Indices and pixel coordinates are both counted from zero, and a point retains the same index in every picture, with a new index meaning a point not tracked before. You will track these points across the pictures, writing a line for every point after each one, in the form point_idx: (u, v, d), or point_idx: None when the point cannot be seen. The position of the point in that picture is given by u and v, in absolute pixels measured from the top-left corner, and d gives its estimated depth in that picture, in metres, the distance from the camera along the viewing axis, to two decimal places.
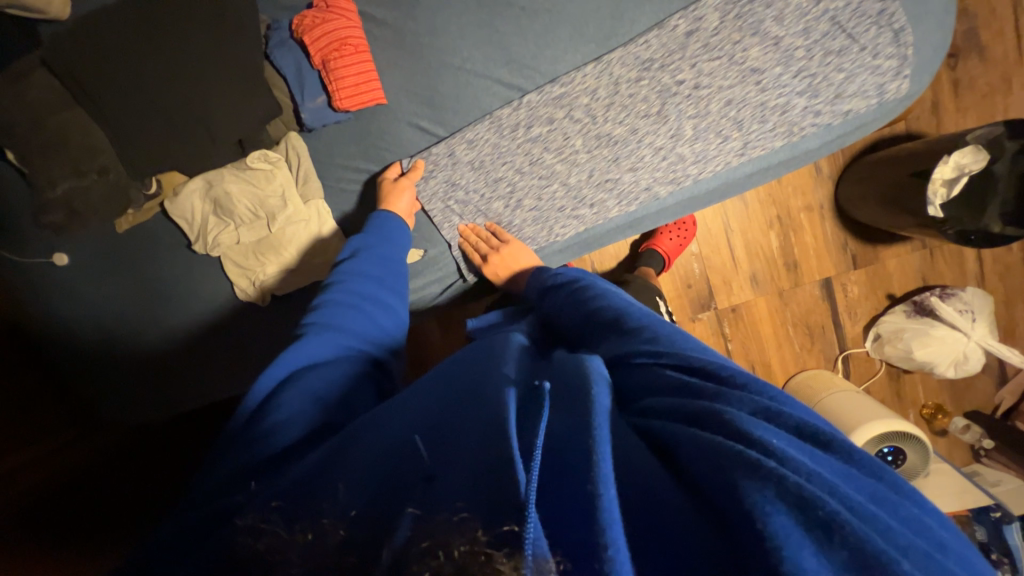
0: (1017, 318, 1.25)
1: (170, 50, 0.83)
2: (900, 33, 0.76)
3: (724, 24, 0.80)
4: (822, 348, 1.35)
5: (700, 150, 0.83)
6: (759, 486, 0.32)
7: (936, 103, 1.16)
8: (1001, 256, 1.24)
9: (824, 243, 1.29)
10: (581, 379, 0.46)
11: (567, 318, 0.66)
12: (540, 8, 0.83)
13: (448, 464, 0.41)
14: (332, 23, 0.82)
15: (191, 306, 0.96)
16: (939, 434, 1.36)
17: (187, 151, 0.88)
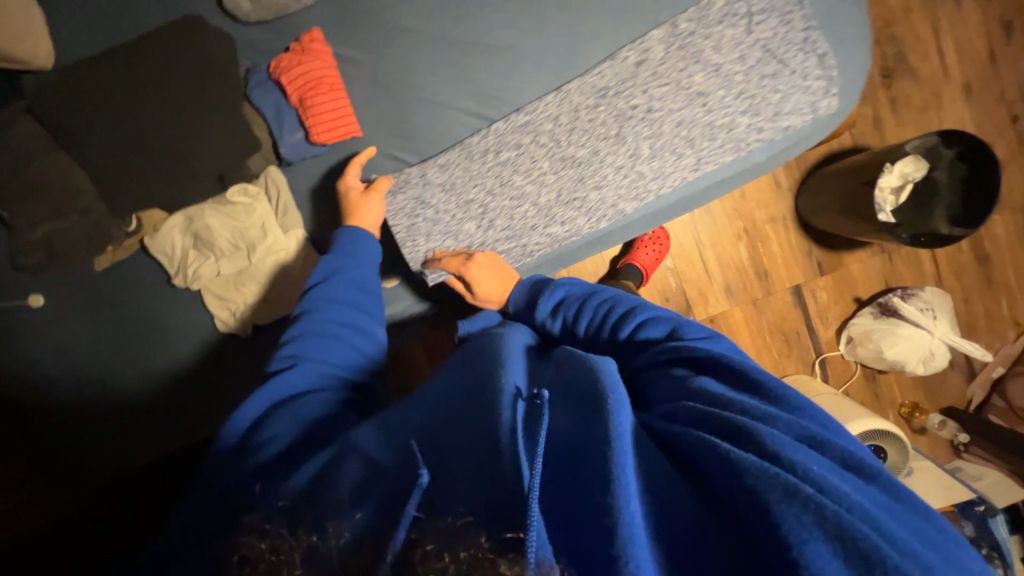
0: (975, 314, 1.31)
1: (156, 96, 0.87)
2: (824, 58, 0.84)
3: (670, 54, 0.87)
4: (799, 353, 1.39)
5: (658, 167, 0.88)
6: (798, 512, 0.38)
7: (877, 119, 1.26)
8: (954, 255, 1.31)
9: (791, 252, 1.35)
10: (597, 394, 0.49)
11: (589, 330, 0.72)
12: (506, 46, 0.89)
13: (455, 474, 0.46)
14: (309, 64, 0.87)
15: (174, 345, 0.95)
16: (919, 432, 1.40)
17: (171, 191, 0.89)
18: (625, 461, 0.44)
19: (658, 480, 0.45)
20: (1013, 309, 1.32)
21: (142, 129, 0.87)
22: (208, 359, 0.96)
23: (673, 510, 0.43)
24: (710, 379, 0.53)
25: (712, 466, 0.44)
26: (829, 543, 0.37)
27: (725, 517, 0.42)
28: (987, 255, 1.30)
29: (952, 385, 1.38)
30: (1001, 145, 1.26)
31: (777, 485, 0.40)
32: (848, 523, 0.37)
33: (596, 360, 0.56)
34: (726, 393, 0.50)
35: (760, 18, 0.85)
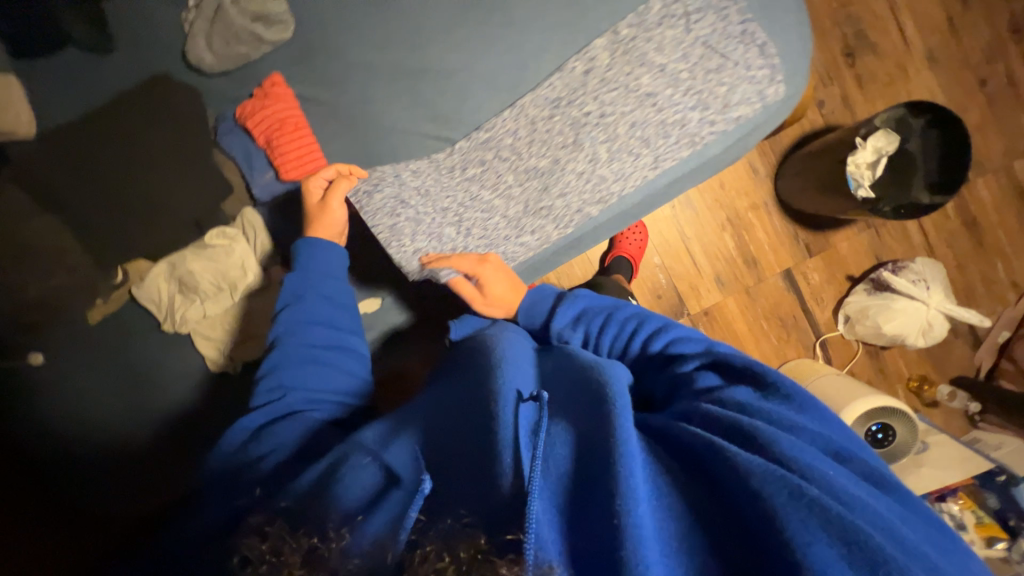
0: (971, 279, 1.30)
1: (131, 152, 0.91)
2: (764, 47, 0.85)
3: (615, 60, 0.89)
4: (799, 337, 1.39)
5: (617, 169, 0.90)
6: (804, 511, 0.40)
7: (845, 97, 1.27)
8: (943, 223, 1.30)
9: (777, 237, 1.36)
10: (600, 401, 0.54)
11: (612, 349, 0.76)
12: (457, 68, 0.91)
13: (461, 481, 0.51)
14: (272, 107, 0.91)
15: (172, 389, 0.97)
16: (932, 405, 1.37)
17: (155, 239, 0.94)
18: (632, 467, 0.45)
19: (661, 486, 0.47)
20: (1009, 271, 1.30)
21: (125, 185, 0.92)
22: (206, 400, 0.97)
23: (681, 517, 0.45)
24: (742, 388, 0.56)
25: (720, 472, 0.46)
26: (834, 545, 0.38)
27: (733, 520, 0.43)
28: (976, 219, 1.29)
29: (959, 354, 1.35)
30: (974, 110, 1.26)
31: (782, 487, 0.42)
32: (850, 523, 0.39)
33: (603, 368, 0.62)
34: (753, 399, 0.54)
35: (697, 15, 0.87)
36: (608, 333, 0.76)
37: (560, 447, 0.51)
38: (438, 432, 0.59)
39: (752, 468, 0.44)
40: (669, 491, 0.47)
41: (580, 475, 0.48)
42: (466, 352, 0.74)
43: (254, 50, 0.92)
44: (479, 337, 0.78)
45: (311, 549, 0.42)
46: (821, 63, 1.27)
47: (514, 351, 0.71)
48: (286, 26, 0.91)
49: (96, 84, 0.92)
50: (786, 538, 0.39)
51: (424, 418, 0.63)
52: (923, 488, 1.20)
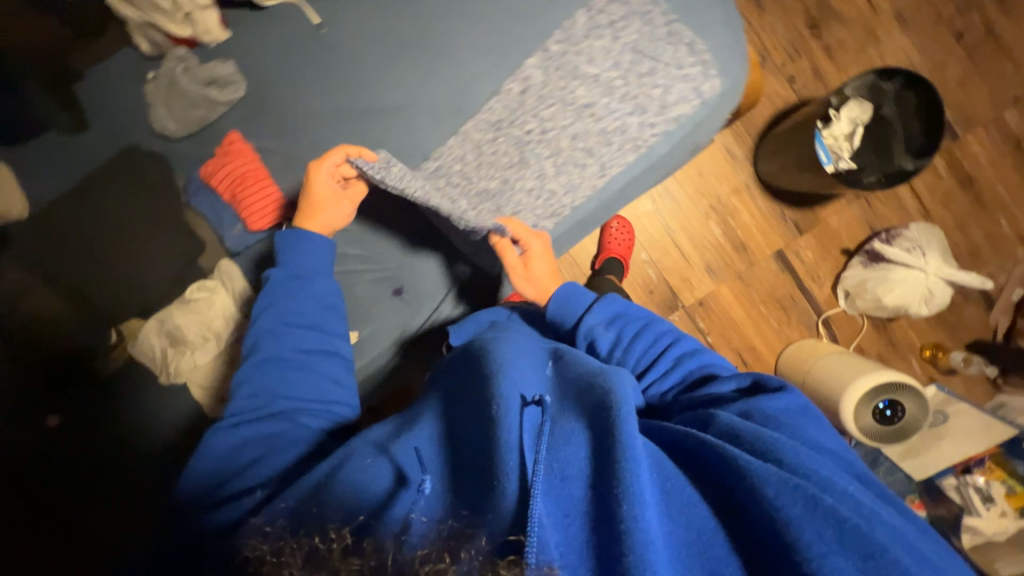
0: (973, 239, 1.25)
1: (115, 221, 0.97)
2: (693, 45, 0.86)
3: (549, 76, 0.89)
4: (799, 317, 1.36)
5: (566, 182, 0.92)
6: (818, 520, 0.46)
7: (816, 69, 1.25)
8: (936, 185, 1.25)
9: (764, 219, 1.33)
10: (604, 406, 0.54)
11: (641, 357, 0.78)
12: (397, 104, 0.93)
13: (462, 488, 0.52)
14: (232, 163, 0.94)
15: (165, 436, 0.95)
16: (948, 373, 1.32)
17: (144, 299, 0.98)
18: (638, 472, 0.48)
19: (680, 492, 0.52)
20: (1015, 226, 1.25)
21: (114, 252, 0.97)
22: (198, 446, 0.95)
23: (689, 521, 0.50)
24: (770, 400, 0.62)
25: (730, 480, 0.51)
26: (848, 553, 0.44)
27: (747, 526, 0.49)
28: (971, 176, 1.24)
29: (972, 317, 1.30)
30: (953, 65, 1.22)
31: (798, 500, 0.47)
32: (864, 535, 0.45)
33: (607, 374, 0.60)
34: (773, 413, 0.61)
35: (622, 22, 0.88)
36: (641, 338, 0.79)
37: (575, 451, 0.52)
38: (445, 438, 0.60)
39: (768, 481, 0.49)
40: (685, 498, 0.51)
41: (593, 482, 0.50)
42: (470, 355, 0.71)
43: (208, 112, 0.96)
44: (474, 343, 0.76)
45: (312, 549, 0.42)
46: (786, 38, 1.25)
47: (514, 348, 0.68)
48: (238, 86, 0.96)
49: (73, 161, 0.97)
50: (801, 548, 0.45)
51: (440, 423, 0.62)
52: (945, 461, 1.16)
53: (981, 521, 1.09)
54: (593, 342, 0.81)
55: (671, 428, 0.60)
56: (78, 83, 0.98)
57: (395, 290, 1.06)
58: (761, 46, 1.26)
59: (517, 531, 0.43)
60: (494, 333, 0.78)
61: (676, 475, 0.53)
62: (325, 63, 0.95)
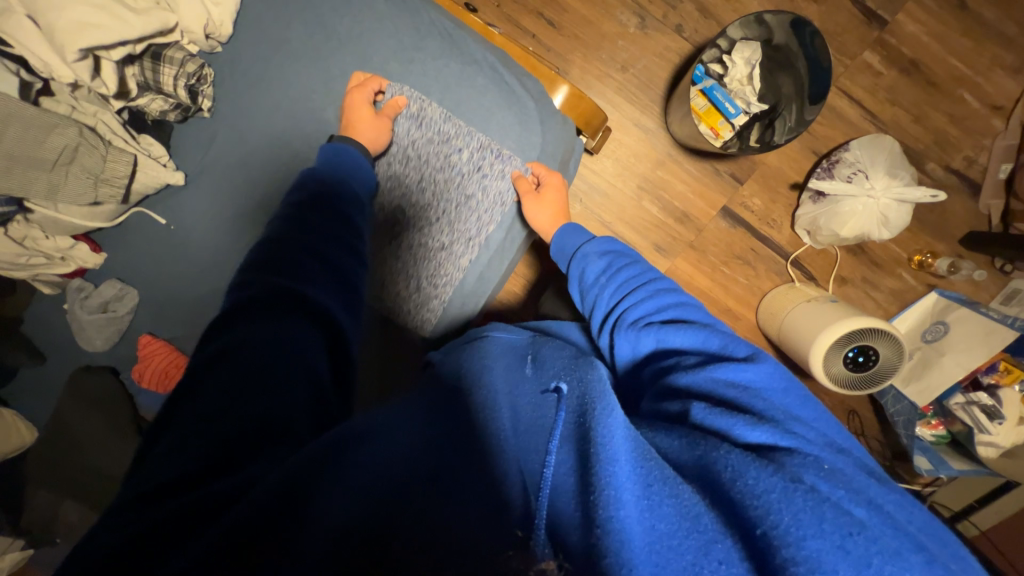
0: (938, 126, 1.10)
1: (76, 435, 0.91)
2: (501, 112, 0.86)
3: (406, 165, 0.88)
4: (767, 266, 1.26)
5: (450, 251, 0.87)
6: (804, 505, 0.40)
7: (702, 8, 1.14)
8: (877, 82, 1.10)
9: (697, 181, 1.25)
10: (585, 402, 0.52)
11: (623, 286, 0.75)
12: (224, 259, 0.83)
13: (453, 481, 0.46)
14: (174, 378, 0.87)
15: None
16: (942, 282, 1.20)
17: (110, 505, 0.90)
18: (617, 470, 0.44)
19: (672, 478, 0.44)
20: (983, 95, 1.08)
21: (72, 470, 0.91)
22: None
23: (680, 512, 0.42)
24: (730, 366, 0.56)
25: (712, 471, 0.45)
26: (830, 534, 0.39)
27: (726, 508, 0.42)
28: (915, 60, 1.08)
29: (959, 211, 1.16)
30: None
31: (778, 481, 0.42)
32: (848, 514, 0.40)
33: (593, 374, 0.59)
34: (749, 382, 0.54)
35: (461, 86, 0.86)
36: (629, 271, 0.77)
37: (562, 457, 0.48)
38: (435, 426, 0.54)
39: (743, 469, 0.44)
40: (675, 484, 0.44)
41: (580, 485, 0.44)
42: (453, 370, 0.68)
43: (120, 322, 0.83)
44: (453, 358, 0.73)
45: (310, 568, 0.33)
46: None
47: (493, 363, 0.67)
48: (131, 292, 0.84)
49: (44, 389, 0.94)
50: (777, 532, 0.39)
51: (424, 410, 0.57)
52: (949, 380, 1.08)
53: (997, 438, 1.03)
54: (583, 269, 0.82)
55: (650, 417, 0.56)
56: (21, 320, 0.94)
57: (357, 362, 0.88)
58: (636, 4, 1.15)
59: (524, 531, 0.41)
60: (457, 353, 0.74)
61: (664, 465, 0.46)
62: (189, 251, 0.84)
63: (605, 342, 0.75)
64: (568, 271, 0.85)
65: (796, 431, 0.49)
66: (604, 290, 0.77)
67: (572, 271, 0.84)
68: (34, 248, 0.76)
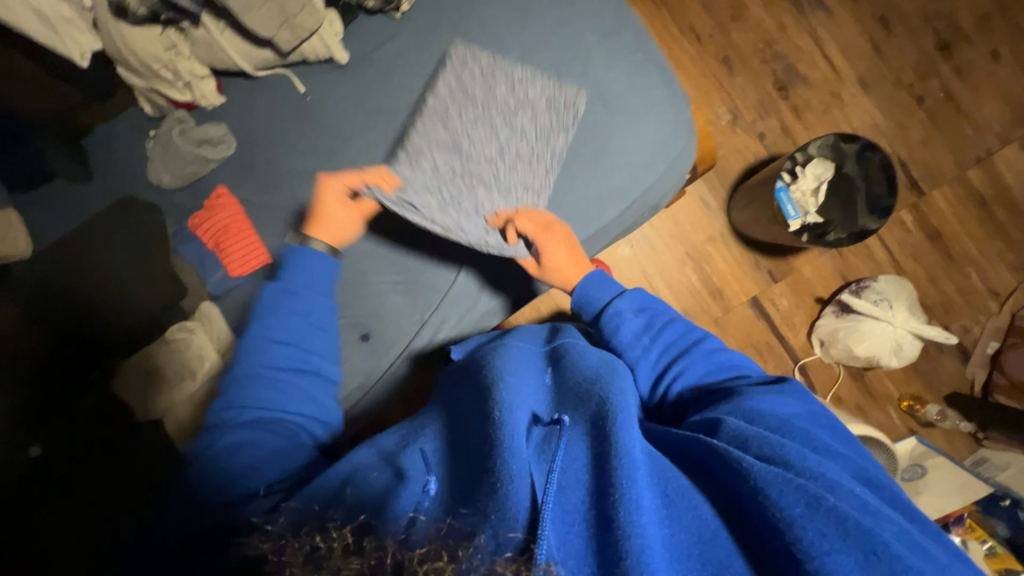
0: (945, 292, 1.28)
1: (85, 264, 0.84)
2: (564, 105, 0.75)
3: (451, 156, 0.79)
4: (777, 364, 1.34)
5: None
6: (826, 522, 0.44)
7: (784, 126, 1.30)
8: (904, 238, 1.28)
9: (738, 266, 1.35)
10: (603, 412, 0.58)
11: (669, 347, 0.72)
12: (310, 150, 0.81)
13: (464, 486, 0.52)
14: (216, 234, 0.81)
15: (107, 481, 0.81)
16: (927, 427, 1.29)
17: (88, 350, 0.84)
18: (633, 475, 0.49)
19: (689, 491, 0.51)
20: (985, 279, 1.27)
21: (62, 299, 0.83)
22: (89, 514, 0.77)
23: (691, 523, 0.49)
24: (774, 400, 0.60)
25: (730, 481, 0.50)
26: (853, 550, 0.42)
27: (740, 524, 0.48)
28: (939, 232, 1.27)
29: (948, 369, 1.29)
30: (915, 126, 1.26)
31: (801, 497, 0.46)
32: (868, 532, 0.43)
33: (603, 384, 0.63)
34: (762, 434, 0.53)
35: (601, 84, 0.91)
36: (672, 327, 0.73)
37: (576, 459, 0.53)
38: (456, 446, 0.61)
39: (769, 480, 0.47)
40: (692, 495, 0.51)
41: (593, 489, 0.50)
42: (476, 371, 0.73)
43: (203, 168, 0.81)
44: (476, 358, 0.77)
45: (312, 547, 0.41)
46: (755, 98, 1.31)
47: (515, 366, 0.72)
48: (229, 143, 0.81)
49: (76, 208, 0.86)
50: (801, 545, 0.43)
51: (445, 431, 0.65)
52: None
53: None
54: (617, 326, 0.73)
55: (672, 433, 0.60)
56: (89, 133, 0.87)
57: (362, 336, 0.84)
58: (733, 104, 1.32)
59: (527, 533, 0.43)
60: (495, 345, 0.80)
61: (678, 477, 0.53)
62: (298, 124, 0.81)
63: (646, 386, 0.72)
64: (591, 323, 0.76)
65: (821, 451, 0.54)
66: (648, 353, 0.72)
67: (602, 333, 0.74)
68: (170, 62, 0.75)
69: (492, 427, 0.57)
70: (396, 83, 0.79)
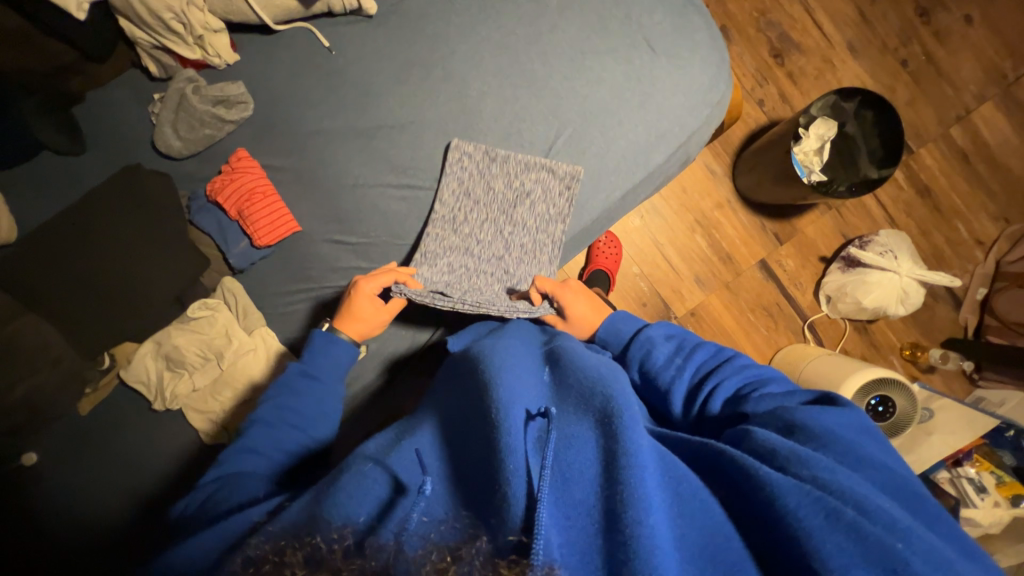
0: (937, 244, 1.35)
1: (85, 237, 0.75)
2: (556, 200, 0.77)
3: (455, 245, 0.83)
4: (787, 324, 1.37)
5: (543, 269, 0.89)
6: (842, 535, 0.40)
7: (781, 92, 1.35)
8: (897, 195, 1.35)
9: (745, 230, 1.38)
10: (608, 414, 0.50)
11: (703, 368, 0.66)
12: (342, 110, 0.78)
13: (464, 487, 0.48)
14: (234, 190, 0.75)
15: (144, 473, 0.77)
16: (928, 372, 1.36)
17: (92, 337, 0.76)
18: (642, 476, 0.44)
19: (700, 490, 0.47)
20: (971, 230, 1.35)
21: (55, 279, 0.75)
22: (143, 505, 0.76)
23: (702, 523, 0.44)
24: (820, 410, 0.52)
25: (743, 488, 0.46)
26: (869, 565, 0.39)
27: (762, 534, 0.44)
28: (928, 187, 1.35)
29: (943, 317, 1.36)
30: (901, 87, 1.33)
31: (818, 510, 0.42)
32: (888, 545, 0.39)
33: (605, 380, 0.57)
34: (790, 444, 0.48)
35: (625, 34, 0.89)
36: (712, 353, 0.67)
37: (579, 456, 0.48)
38: (448, 447, 0.53)
39: (786, 489, 0.43)
40: (702, 495, 0.47)
41: (599, 487, 0.45)
42: (468, 362, 0.67)
43: (219, 130, 0.76)
44: (471, 350, 0.71)
45: (313, 548, 0.37)
46: (753, 65, 1.35)
47: (512, 354, 0.66)
48: (247, 103, 0.76)
49: (72, 183, 0.79)
50: (818, 556, 0.40)
51: (440, 430, 0.56)
52: (937, 456, 1.17)
53: (979, 512, 1.09)
54: (647, 352, 0.70)
55: (695, 438, 0.53)
56: (80, 102, 0.80)
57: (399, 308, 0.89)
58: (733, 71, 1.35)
59: (525, 534, 0.39)
60: (490, 337, 0.71)
61: (688, 476, 0.48)
62: (326, 83, 0.78)
63: (679, 407, 0.65)
64: (622, 356, 0.72)
65: (848, 452, 0.48)
66: (682, 375, 0.66)
67: (631, 361, 0.71)
68: (182, 12, 0.70)
69: (487, 425, 0.51)
70: (430, 34, 0.77)
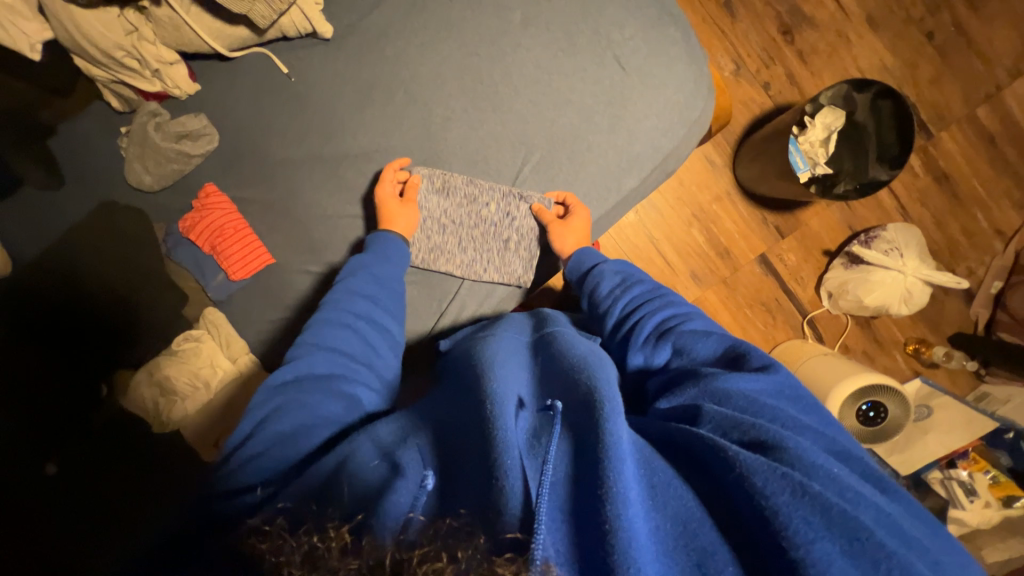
0: (952, 234, 1.27)
1: (73, 274, 0.78)
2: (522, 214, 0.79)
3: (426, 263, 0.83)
4: (785, 319, 1.33)
5: None
6: (813, 517, 0.39)
7: (790, 74, 1.24)
8: (911, 184, 1.26)
9: (744, 224, 1.32)
10: (588, 403, 0.49)
11: (638, 299, 0.69)
12: (310, 139, 0.77)
13: (449, 478, 0.46)
14: (208, 223, 0.76)
15: (137, 497, 0.80)
16: (931, 367, 1.32)
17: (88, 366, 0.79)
18: (623, 468, 0.42)
19: (671, 475, 0.45)
20: (991, 219, 1.26)
21: (45, 313, 0.78)
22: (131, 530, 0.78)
23: (673, 511, 0.43)
24: (744, 377, 0.51)
25: (714, 468, 0.44)
26: (835, 537, 0.38)
27: (729, 512, 0.42)
28: (947, 174, 1.25)
29: (952, 311, 1.31)
30: (924, 63, 1.22)
31: (784, 486, 0.40)
32: (851, 517, 0.39)
33: (592, 366, 0.55)
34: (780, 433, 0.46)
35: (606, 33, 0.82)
36: (649, 287, 0.70)
37: (563, 447, 0.47)
38: (440, 436, 0.52)
39: (753, 468, 0.42)
40: (672, 482, 0.45)
41: (573, 473, 0.44)
42: (467, 359, 0.66)
43: (186, 164, 0.77)
44: (465, 345, 0.71)
45: (311, 547, 0.36)
46: (760, 44, 1.24)
47: (505, 351, 0.66)
48: (211, 135, 0.77)
49: (50, 217, 0.80)
50: (787, 532, 0.38)
51: (434, 422, 0.55)
52: (929, 456, 1.16)
53: (965, 515, 1.10)
54: (595, 286, 0.74)
55: (672, 421, 0.51)
56: (53, 134, 0.80)
57: None
58: (736, 53, 1.24)
59: (525, 532, 0.39)
60: (483, 335, 0.72)
61: (660, 463, 0.46)
62: (291, 114, 0.77)
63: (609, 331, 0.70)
64: (576, 286, 0.77)
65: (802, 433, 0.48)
66: (618, 304, 0.70)
67: (582, 291, 0.76)
68: (133, 48, 0.71)
69: (483, 419, 0.50)
70: (390, 55, 0.76)
